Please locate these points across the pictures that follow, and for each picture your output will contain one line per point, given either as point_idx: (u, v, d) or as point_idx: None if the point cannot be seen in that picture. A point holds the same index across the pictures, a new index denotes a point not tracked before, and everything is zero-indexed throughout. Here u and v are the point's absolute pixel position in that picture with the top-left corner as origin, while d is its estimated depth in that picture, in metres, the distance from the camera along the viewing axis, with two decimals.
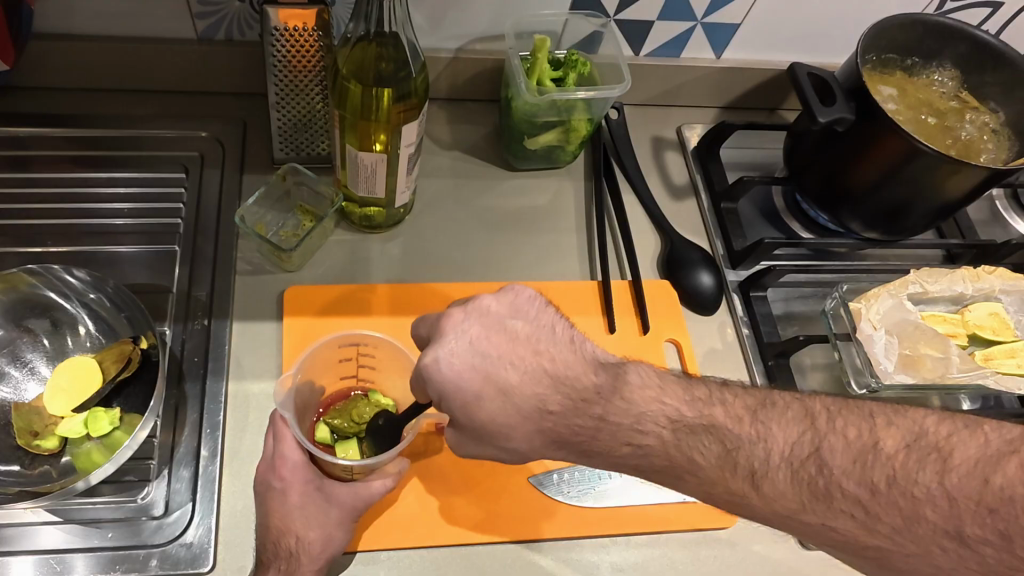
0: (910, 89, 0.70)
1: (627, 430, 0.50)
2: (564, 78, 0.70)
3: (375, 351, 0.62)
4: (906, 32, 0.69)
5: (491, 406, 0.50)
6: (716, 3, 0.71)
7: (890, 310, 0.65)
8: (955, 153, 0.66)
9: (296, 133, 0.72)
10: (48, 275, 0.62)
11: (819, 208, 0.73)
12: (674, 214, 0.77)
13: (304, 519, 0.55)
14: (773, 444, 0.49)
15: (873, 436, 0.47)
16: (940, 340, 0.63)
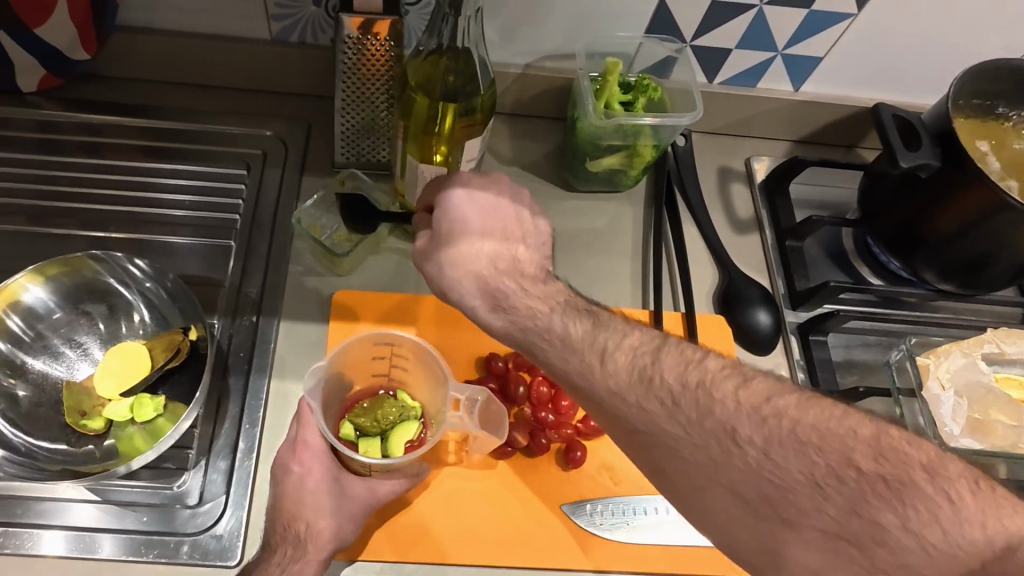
0: (1003, 140, 0.65)
1: (574, 319, 0.49)
2: (634, 103, 0.68)
3: (408, 352, 0.63)
4: (1002, 80, 0.65)
5: (493, 222, 0.54)
6: (801, 34, 0.68)
7: (960, 370, 0.61)
8: None
9: (358, 138, 0.73)
10: (111, 263, 0.64)
11: (892, 253, 0.69)
12: (735, 247, 0.74)
13: (316, 504, 0.56)
14: (812, 417, 0.43)
15: (921, 480, 0.40)
16: (1013, 407, 0.59)
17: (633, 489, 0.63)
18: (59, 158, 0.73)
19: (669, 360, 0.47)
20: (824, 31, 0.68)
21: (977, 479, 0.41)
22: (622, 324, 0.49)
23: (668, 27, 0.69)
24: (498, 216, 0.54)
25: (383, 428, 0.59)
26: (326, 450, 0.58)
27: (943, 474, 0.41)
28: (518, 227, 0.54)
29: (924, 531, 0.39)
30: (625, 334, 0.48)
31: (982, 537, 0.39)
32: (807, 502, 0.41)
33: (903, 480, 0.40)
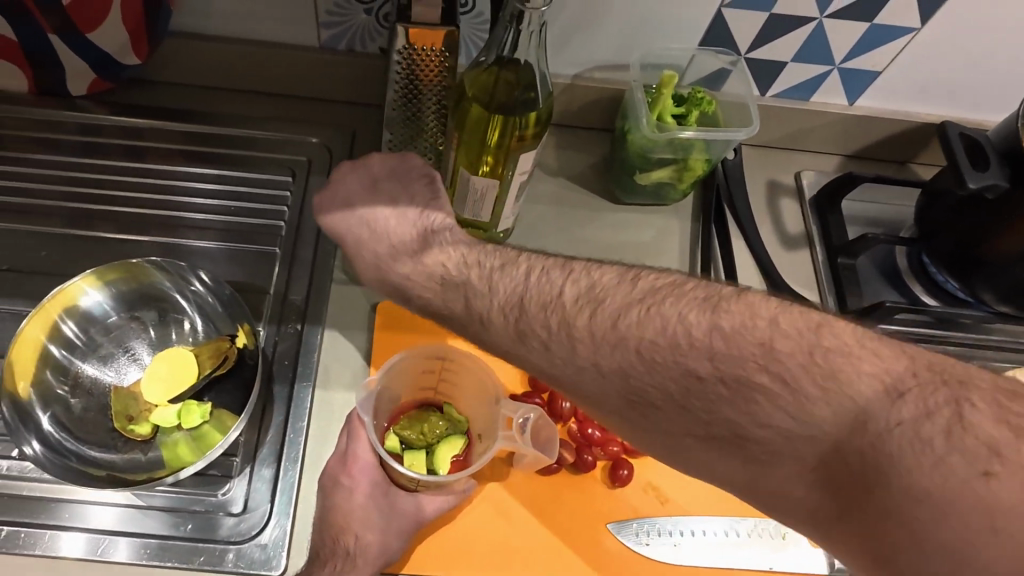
0: None
1: (449, 293, 0.50)
2: (686, 115, 0.66)
3: (459, 368, 0.62)
4: None
5: (353, 214, 0.56)
6: (861, 48, 0.67)
7: None
8: None
9: (404, 147, 0.73)
10: (171, 270, 0.64)
11: (948, 273, 0.67)
12: (786, 264, 0.73)
13: (364, 520, 0.56)
14: (652, 330, 0.42)
15: (758, 375, 0.39)
16: None
17: (679, 508, 0.62)
18: (104, 161, 0.73)
19: (533, 305, 0.46)
20: (885, 44, 0.66)
21: (819, 340, 0.38)
22: (488, 279, 0.49)
23: (723, 39, 0.68)
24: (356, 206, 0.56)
25: (429, 441, 0.58)
26: (374, 463, 0.58)
27: (777, 357, 0.38)
28: (376, 206, 0.56)
29: (778, 424, 0.38)
30: (491, 292, 0.48)
31: (832, 416, 0.37)
32: (676, 416, 0.41)
33: (741, 378, 0.39)
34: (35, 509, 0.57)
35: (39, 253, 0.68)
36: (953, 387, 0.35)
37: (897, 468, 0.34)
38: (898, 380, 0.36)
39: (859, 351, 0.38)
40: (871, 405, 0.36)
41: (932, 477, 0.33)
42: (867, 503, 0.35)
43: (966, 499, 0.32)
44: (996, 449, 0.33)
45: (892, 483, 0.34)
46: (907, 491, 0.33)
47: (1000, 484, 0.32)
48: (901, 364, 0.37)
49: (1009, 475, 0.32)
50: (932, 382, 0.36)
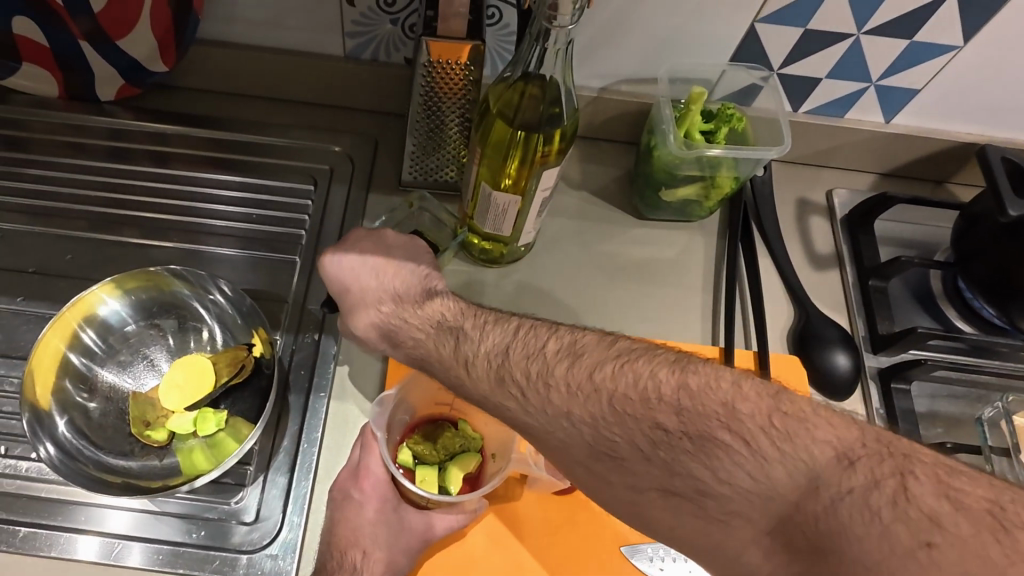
0: None
1: (441, 345, 0.52)
2: (716, 132, 0.65)
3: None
4: None
5: (357, 268, 0.58)
6: (899, 65, 0.64)
7: None
8: None
9: (426, 157, 0.72)
10: (192, 279, 0.64)
11: (986, 299, 0.64)
12: (815, 285, 0.71)
13: (372, 536, 0.55)
14: (623, 383, 0.43)
15: (718, 431, 0.39)
16: None
17: None
18: (129, 166, 0.74)
19: (516, 353, 0.47)
20: (925, 62, 0.64)
21: (778, 405, 0.39)
22: (480, 329, 0.50)
23: (755, 54, 0.66)
24: (361, 262, 0.58)
25: (441, 457, 0.58)
26: (383, 477, 0.58)
27: (738, 416, 0.39)
28: (380, 265, 0.58)
29: (733, 478, 0.38)
30: (480, 340, 0.50)
31: (787, 479, 0.37)
32: (640, 467, 0.41)
33: (702, 433, 0.39)
34: (50, 511, 0.57)
35: (64, 257, 0.69)
36: (899, 459, 0.35)
37: (845, 535, 0.34)
38: (848, 449, 0.36)
39: (813, 418, 0.38)
40: (822, 469, 0.36)
41: (877, 546, 0.33)
42: (819, 569, 0.34)
43: (909, 568, 0.31)
44: (938, 520, 0.32)
45: (843, 551, 0.33)
46: (853, 562, 0.33)
47: (941, 555, 0.31)
48: (853, 434, 0.37)
49: (950, 546, 0.31)
50: (879, 453, 0.36)
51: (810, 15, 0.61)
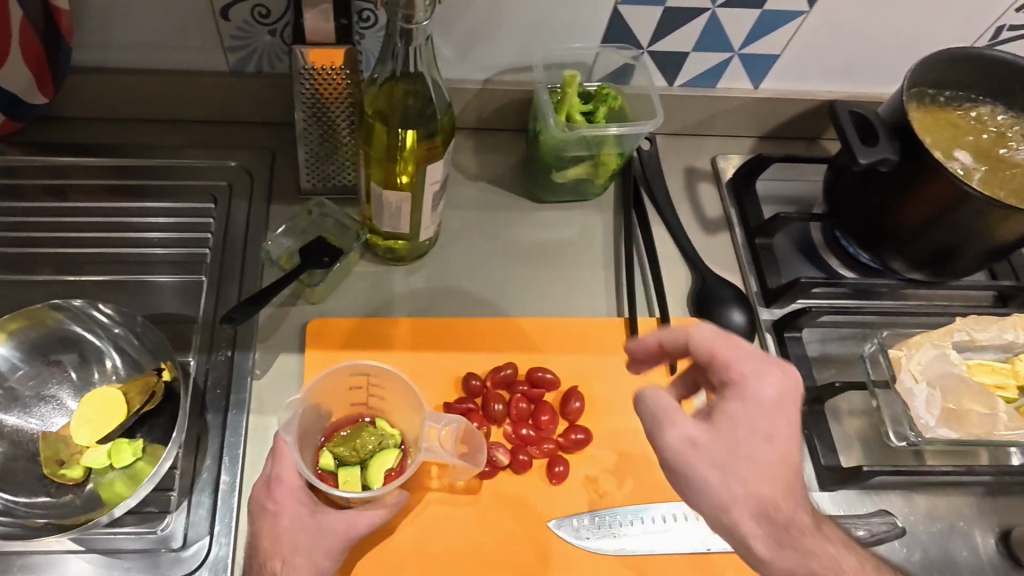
0: (955, 127, 0.62)
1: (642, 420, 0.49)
2: (595, 111, 0.68)
3: (384, 383, 0.63)
4: (951, 69, 0.61)
5: None
6: (755, 34, 0.68)
7: (932, 361, 0.57)
8: (1005, 196, 0.58)
9: (322, 164, 0.73)
10: (74, 311, 0.64)
11: (859, 246, 0.67)
12: (707, 248, 0.74)
13: (291, 544, 0.53)
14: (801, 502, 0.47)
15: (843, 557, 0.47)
16: (988, 396, 0.56)
17: (618, 499, 0.63)
18: (22, 204, 0.72)
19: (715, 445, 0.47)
20: (778, 29, 0.68)
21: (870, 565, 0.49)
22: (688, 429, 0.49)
23: (624, 35, 0.69)
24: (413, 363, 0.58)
25: (361, 457, 0.59)
26: (300, 483, 0.56)
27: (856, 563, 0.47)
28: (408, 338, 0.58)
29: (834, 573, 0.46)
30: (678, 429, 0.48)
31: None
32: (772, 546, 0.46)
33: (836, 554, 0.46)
34: None
35: None
36: None
37: None
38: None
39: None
40: None
41: None
42: None
43: None
44: None
45: None
46: None
47: None
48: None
49: None
50: None
51: None
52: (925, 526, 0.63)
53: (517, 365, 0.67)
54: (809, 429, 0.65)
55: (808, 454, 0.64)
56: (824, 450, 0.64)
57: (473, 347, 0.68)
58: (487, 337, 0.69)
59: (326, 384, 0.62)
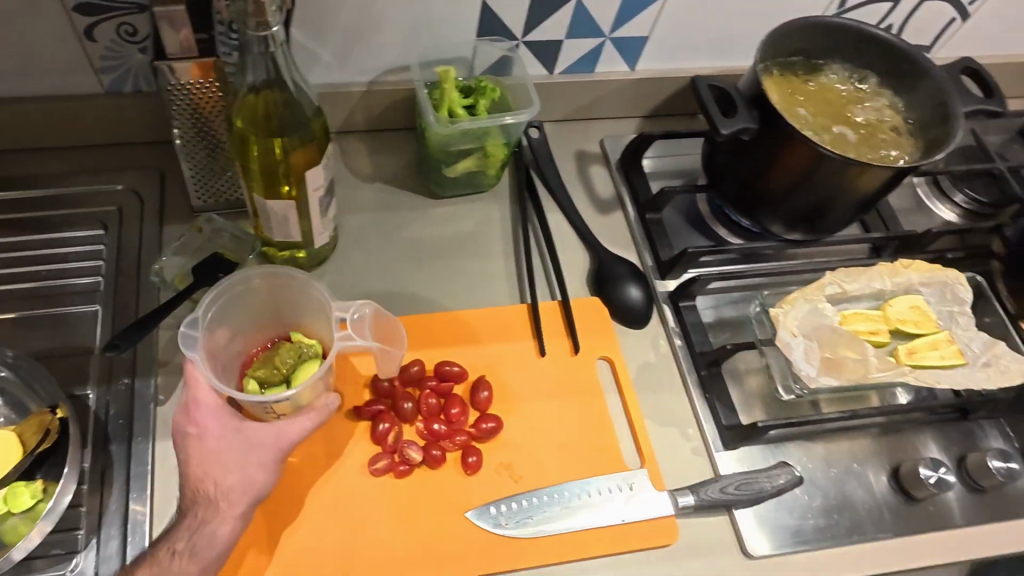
0: (811, 94, 0.65)
1: None
2: (476, 104, 0.69)
3: (296, 295, 0.63)
4: (801, 37, 0.65)
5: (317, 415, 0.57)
6: (622, 18, 0.71)
7: (807, 316, 0.60)
8: (862, 155, 0.63)
9: (211, 180, 0.72)
10: None
11: (739, 213, 0.70)
12: (601, 227, 0.76)
13: (217, 461, 0.55)
14: None
15: None
16: (856, 341, 0.59)
17: (533, 482, 0.64)
18: None
19: None
20: (644, 12, 0.70)
21: None
22: None
23: (497, 28, 0.71)
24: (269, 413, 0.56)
25: (284, 374, 0.59)
26: (224, 406, 0.57)
27: None
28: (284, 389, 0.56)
29: None
30: None
31: None
32: None
33: None
34: None
35: None
36: None
37: None
38: None
39: None
40: None
41: None
42: None
43: None
44: None
45: None
46: None
47: None
48: None
49: None
50: None
51: None
52: (823, 473, 0.65)
53: (423, 360, 0.68)
54: (708, 393, 0.67)
55: (709, 416, 0.67)
56: (724, 410, 0.66)
57: None
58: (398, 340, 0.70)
59: (235, 305, 0.62)
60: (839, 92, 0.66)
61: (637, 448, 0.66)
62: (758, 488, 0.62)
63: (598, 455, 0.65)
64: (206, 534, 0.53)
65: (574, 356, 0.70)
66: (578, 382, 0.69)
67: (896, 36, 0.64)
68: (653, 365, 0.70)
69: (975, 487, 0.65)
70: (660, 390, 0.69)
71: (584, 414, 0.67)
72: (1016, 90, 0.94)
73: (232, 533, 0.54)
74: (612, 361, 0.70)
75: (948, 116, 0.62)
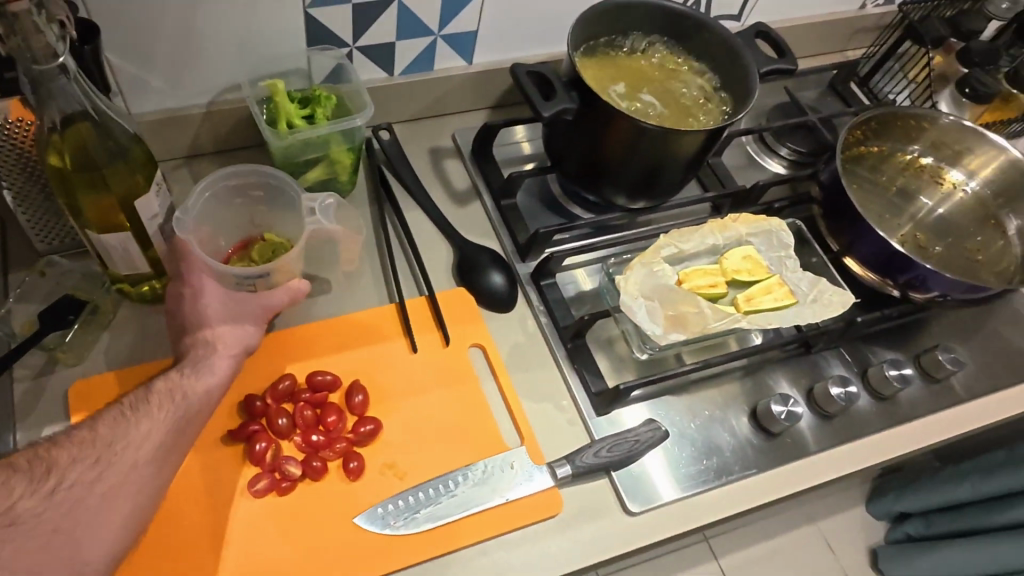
0: (625, 71, 0.71)
1: None
2: (313, 114, 0.70)
3: (266, 196, 0.70)
4: (608, 18, 0.69)
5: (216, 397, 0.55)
6: (446, 16, 0.74)
7: (646, 279, 0.65)
8: (676, 122, 0.68)
9: (50, 223, 0.69)
10: None
11: (584, 190, 0.73)
12: (460, 219, 0.78)
13: (216, 313, 0.58)
14: None
15: None
16: (693, 296, 0.64)
17: (418, 477, 0.63)
18: None
19: None
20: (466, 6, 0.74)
21: None
22: None
23: (327, 36, 0.72)
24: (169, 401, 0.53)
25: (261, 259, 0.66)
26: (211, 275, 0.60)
27: None
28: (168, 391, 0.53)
29: None
30: None
31: None
32: None
33: None
34: None
35: None
36: None
37: None
38: None
39: None
40: None
41: None
42: None
43: None
44: None
45: None
46: None
47: None
48: None
49: None
50: None
51: None
52: (689, 425, 0.69)
53: (294, 374, 0.67)
54: (577, 364, 0.70)
55: (579, 387, 0.70)
56: (592, 378, 0.69)
57: (250, 367, 0.67)
58: (268, 360, 0.68)
59: (214, 205, 0.68)
60: (651, 65, 0.72)
61: (516, 428, 0.67)
62: (628, 448, 0.65)
63: (478, 440, 0.66)
64: (208, 365, 0.55)
65: (445, 347, 0.71)
66: (453, 370, 0.69)
67: (687, 6, 0.69)
68: (522, 346, 0.72)
69: (824, 414, 0.71)
70: (532, 368, 0.71)
71: (462, 400, 0.68)
72: (821, 50, 1.03)
73: (228, 370, 0.56)
74: (484, 347, 0.71)
75: (746, 75, 0.68)
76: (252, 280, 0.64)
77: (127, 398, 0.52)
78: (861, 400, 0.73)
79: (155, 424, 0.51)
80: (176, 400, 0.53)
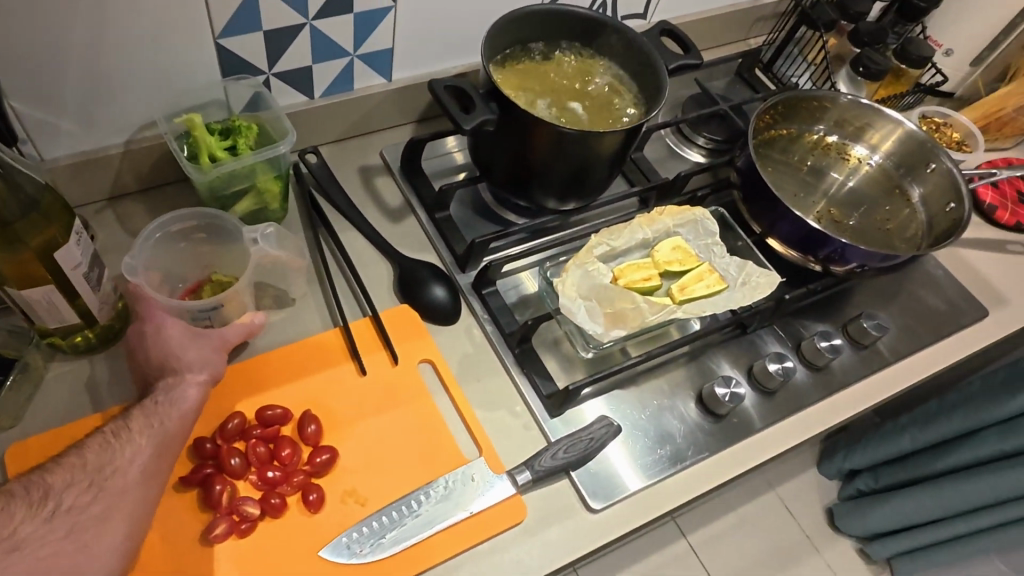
0: (541, 77, 0.72)
1: None
2: (235, 145, 0.69)
3: (209, 237, 0.70)
4: (520, 26, 0.70)
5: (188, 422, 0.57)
6: (361, 36, 0.74)
7: (582, 281, 0.67)
8: (594, 124, 0.70)
9: None
10: None
11: (515, 196, 0.74)
12: (396, 235, 0.78)
13: (177, 345, 0.59)
14: None
15: None
16: (628, 292, 0.66)
17: (380, 500, 0.63)
18: None
19: None
20: (380, 25, 0.74)
21: None
22: None
23: (242, 66, 0.71)
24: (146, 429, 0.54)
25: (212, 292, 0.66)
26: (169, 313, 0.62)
27: None
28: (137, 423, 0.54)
29: None
30: None
31: None
32: None
33: None
34: None
35: None
36: None
37: None
38: None
39: None
40: None
41: None
42: None
43: None
44: None
45: None
46: None
47: None
48: None
49: None
50: None
51: (258, 20, 0.67)
52: (639, 415, 0.71)
53: (243, 412, 0.66)
54: (526, 368, 0.71)
55: (531, 391, 0.71)
56: (542, 381, 0.70)
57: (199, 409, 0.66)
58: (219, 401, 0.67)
59: (159, 250, 0.68)
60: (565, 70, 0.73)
61: (473, 439, 0.68)
62: (583, 446, 0.66)
63: (436, 456, 0.66)
64: (179, 394, 0.56)
65: (394, 366, 0.71)
66: (405, 389, 0.70)
67: (594, 11, 0.71)
68: (471, 356, 0.73)
69: (765, 390, 0.74)
70: (483, 377, 0.72)
71: (417, 418, 0.68)
72: (727, 40, 1.07)
73: (198, 396, 0.58)
74: (433, 362, 0.72)
75: (656, 72, 0.70)
76: (208, 315, 0.65)
77: (108, 427, 0.55)
78: (798, 373, 0.76)
79: (139, 449, 0.53)
80: (154, 427, 0.54)
